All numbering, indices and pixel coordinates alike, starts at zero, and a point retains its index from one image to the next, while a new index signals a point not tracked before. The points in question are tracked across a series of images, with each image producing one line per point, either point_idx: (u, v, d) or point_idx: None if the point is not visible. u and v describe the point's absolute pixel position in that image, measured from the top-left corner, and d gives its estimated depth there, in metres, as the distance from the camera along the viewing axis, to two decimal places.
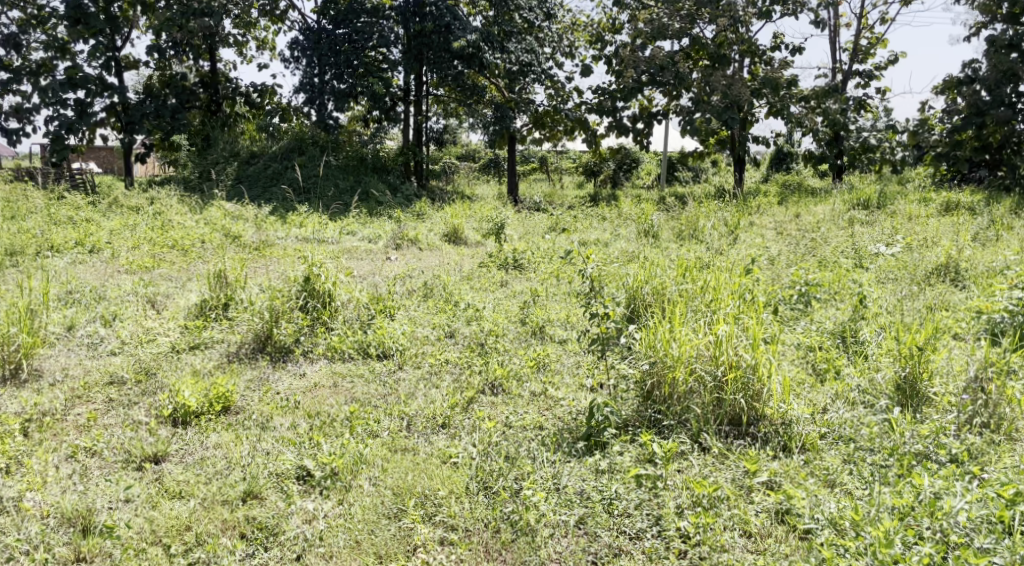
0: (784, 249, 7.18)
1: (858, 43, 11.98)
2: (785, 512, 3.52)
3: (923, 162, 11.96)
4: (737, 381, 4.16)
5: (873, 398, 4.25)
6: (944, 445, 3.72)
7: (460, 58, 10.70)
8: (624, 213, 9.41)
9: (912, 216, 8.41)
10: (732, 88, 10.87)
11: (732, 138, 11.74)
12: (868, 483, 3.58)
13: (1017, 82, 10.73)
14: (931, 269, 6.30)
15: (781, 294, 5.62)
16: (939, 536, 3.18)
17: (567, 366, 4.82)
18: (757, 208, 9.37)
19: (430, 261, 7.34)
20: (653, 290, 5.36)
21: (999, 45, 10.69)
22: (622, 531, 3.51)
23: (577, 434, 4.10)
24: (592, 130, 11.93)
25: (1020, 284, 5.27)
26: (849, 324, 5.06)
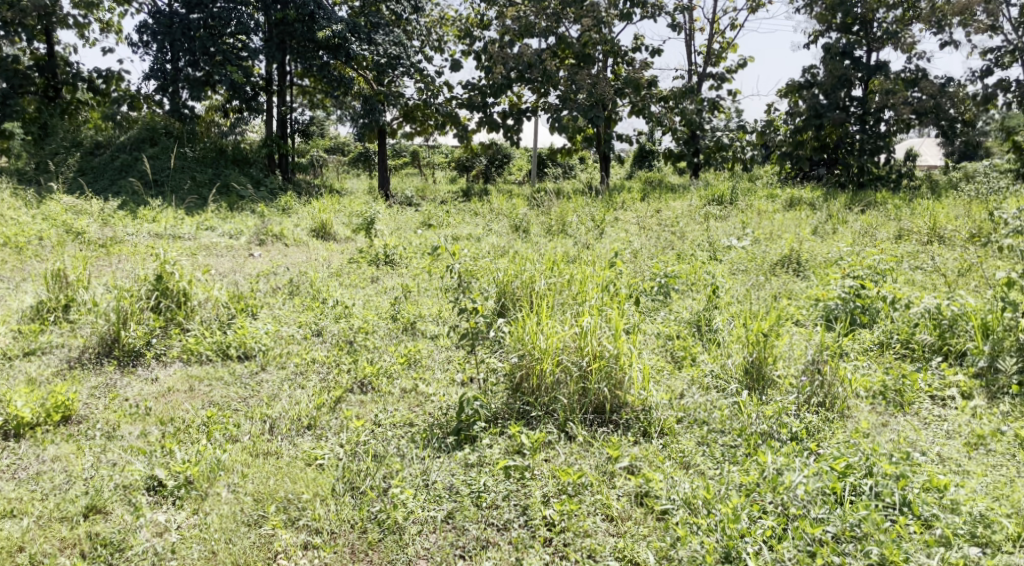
0: (647, 243, 7.43)
1: (711, 47, 12.55)
2: (644, 495, 3.64)
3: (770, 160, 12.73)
4: (601, 371, 4.28)
5: (725, 382, 4.47)
6: (785, 424, 3.97)
7: (326, 48, 10.47)
8: (495, 208, 9.46)
9: (762, 211, 8.91)
10: (597, 87, 11.14)
11: (598, 135, 12.01)
12: (719, 463, 3.76)
13: (851, 87, 11.62)
14: (777, 260, 6.71)
15: (642, 286, 5.82)
16: (780, 509, 3.39)
17: (438, 361, 4.79)
18: (621, 203, 9.66)
19: (296, 258, 7.14)
20: (523, 284, 5.42)
21: (834, 53, 11.56)
22: (490, 523, 3.53)
23: (446, 429, 4.10)
24: (463, 125, 11.93)
25: (851, 274, 5.71)
26: (704, 313, 5.30)
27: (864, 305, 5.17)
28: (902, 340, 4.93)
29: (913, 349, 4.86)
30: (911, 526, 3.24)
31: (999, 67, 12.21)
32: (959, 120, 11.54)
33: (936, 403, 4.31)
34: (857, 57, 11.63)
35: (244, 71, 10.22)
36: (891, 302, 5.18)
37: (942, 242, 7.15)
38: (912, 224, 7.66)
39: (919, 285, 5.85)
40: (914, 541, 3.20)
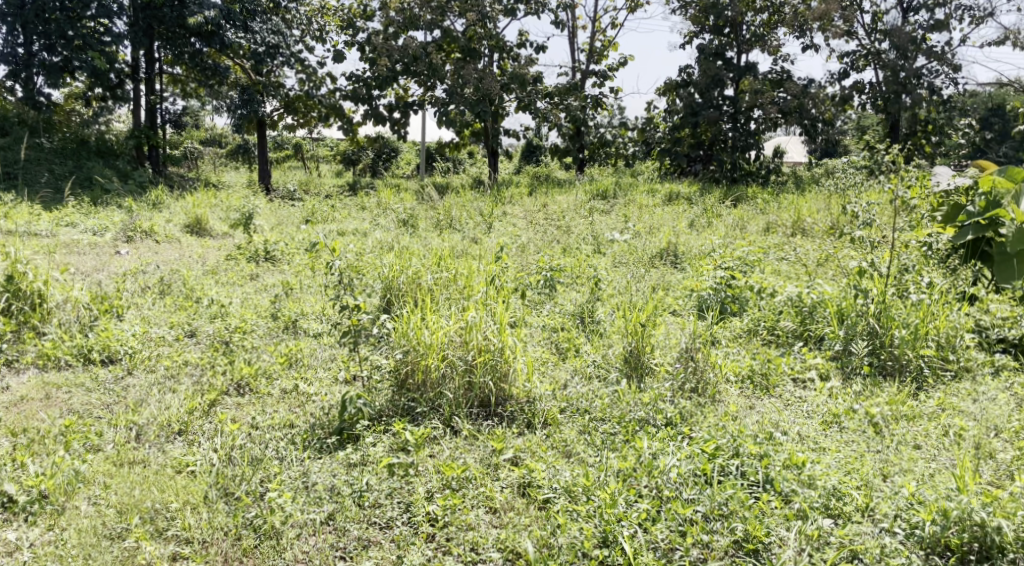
0: (534, 237, 7.50)
1: (594, 45, 12.80)
2: (527, 485, 3.66)
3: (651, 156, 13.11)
4: (486, 364, 4.30)
5: (606, 371, 4.58)
6: (661, 410, 4.10)
7: (197, 35, 10.03)
8: (381, 202, 9.32)
9: (643, 205, 9.18)
10: (483, 81, 11.16)
11: (486, 130, 12.04)
12: (598, 450, 3.84)
13: (723, 86, 12.08)
14: (656, 253, 6.91)
15: (528, 280, 5.89)
16: (654, 492, 3.49)
17: (320, 361, 4.68)
18: (508, 198, 9.70)
19: (168, 255, 6.80)
20: (408, 280, 5.33)
21: (708, 53, 12.08)
22: (372, 523, 3.47)
23: (328, 429, 4.01)
24: (347, 118, 11.70)
25: (722, 265, 5.99)
26: (586, 305, 5.41)
27: (734, 295, 5.47)
28: (768, 327, 5.18)
29: (778, 335, 5.11)
30: (773, 502, 3.39)
31: (855, 69, 13.02)
32: (820, 119, 12.27)
33: (798, 385, 4.56)
34: (728, 58, 12.13)
35: (108, 58, 9.67)
36: (757, 292, 5.49)
37: (804, 234, 7.57)
38: (778, 217, 8.08)
39: (784, 275, 6.16)
40: (774, 515, 3.34)
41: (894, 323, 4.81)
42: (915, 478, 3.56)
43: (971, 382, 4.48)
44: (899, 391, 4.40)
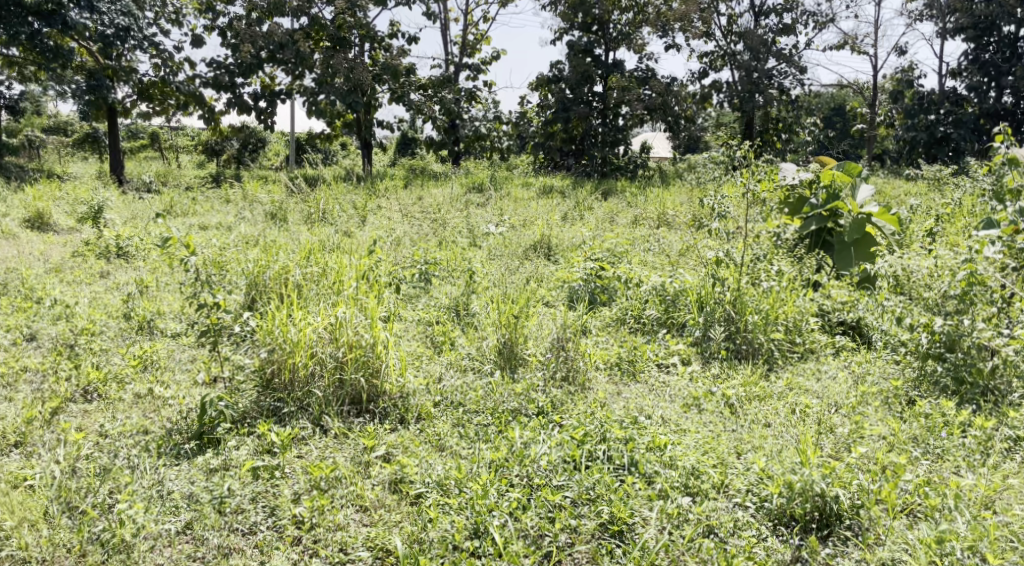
0: (408, 230, 7.42)
1: (466, 38, 12.78)
2: (399, 481, 3.60)
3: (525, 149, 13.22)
4: (357, 361, 4.19)
5: (480, 363, 4.59)
6: (533, 400, 4.15)
7: (37, 15, 9.24)
8: (247, 194, 8.96)
9: (517, 199, 9.27)
10: (354, 71, 10.89)
11: (359, 121, 11.77)
12: (471, 442, 3.83)
13: (592, 83, 12.40)
14: (530, 246, 6.99)
15: (402, 274, 5.82)
16: (526, 480, 3.52)
17: (178, 362, 4.46)
18: (382, 191, 9.55)
19: (5, 252, 6.29)
20: (275, 275, 5.14)
21: (578, 49, 12.27)
22: (234, 529, 3.33)
23: (187, 434, 3.82)
24: (208, 106, 11.18)
25: (591, 257, 6.15)
26: (461, 298, 5.40)
27: (603, 285, 5.65)
28: (635, 316, 5.35)
29: (644, 323, 5.28)
30: (637, 484, 3.48)
31: (714, 69, 13.63)
32: (683, 116, 12.78)
33: (662, 370, 4.72)
34: (596, 55, 12.44)
35: None
36: (625, 282, 5.65)
37: (669, 227, 7.85)
38: (645, 211, 8.33)
39: (649, 265, 6.36)
40: (638, 497, 3.43)
41: (748, 309, 5.07)
42: (765, 453, 3.74)
43: (815, 362, 4.79)
44: (752, 373, 4.65)
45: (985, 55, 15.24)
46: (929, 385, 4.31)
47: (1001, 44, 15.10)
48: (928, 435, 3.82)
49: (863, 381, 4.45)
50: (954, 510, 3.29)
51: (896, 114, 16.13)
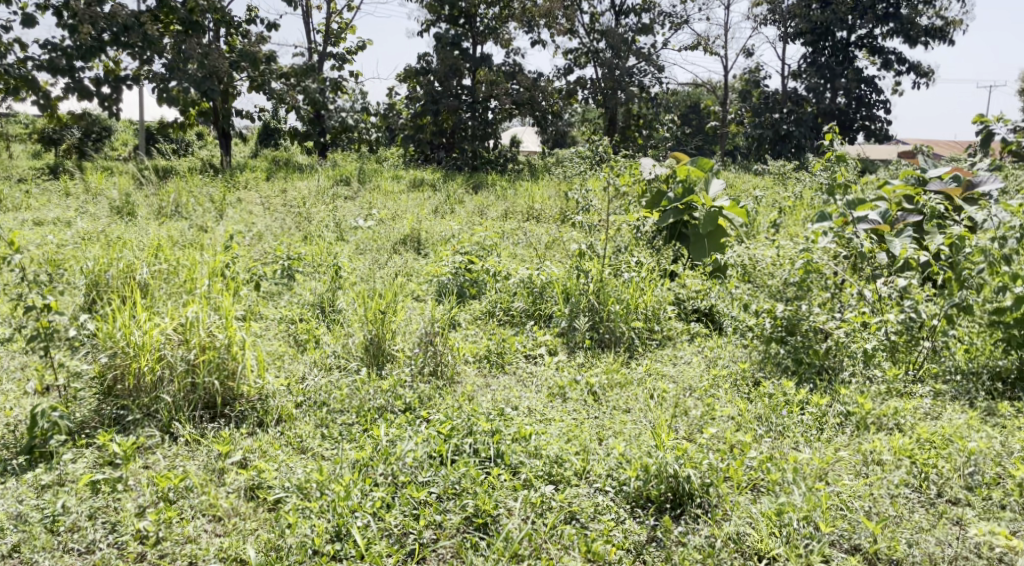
0: (271, 224, 7.16)
1: (329, 26, 12.45)
2: (256, 488, 3.47)
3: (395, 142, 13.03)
4: (210, 363, 4.00)
5: (345, 361, 4.48)
6: (400, 396, 4.08)
7: None
8: (91, 186, 8.38)
9: (387, 192, 9.14)
10: (208, 58, 10.37)
11: (215, 110, 11.24)
12: (336, 443, 3.74)
13: (461, 76, 12.36)
14: (399, 240, 6.91)
15: (263, 270, 5.60)
16: (390, 479, 3.47)
17: (8, 369, 4.12)
18: (242, 183, 9.17)
19: None
20: (118, 274, 4.80)
21: (445, 42, 12.21)
22: (69, 549, 3.11)
23: (15, 449, 3.55)
24: (44, 92, 10.36)
25: (460, 251, 6.17)
26: (327, 294, 5.26)
27: (472, 279, 5.67)
28: (504, 308, 5.39)
29: (512, 315, 5.33)
30: (502, 475, 3.50)
31: (578, 66, 13.92)
32: (550, 111, 13.00)
33: (529, 361, 4.78)
34: (464, 48, 12.42)
35: None
36: (493, 275, 5.69)
37: (537, 220, 7.96)
38: (514, 204, 8.41)
39: (518, 258, 6.42)
40: (503, 488, 3.45)
41: (610, 299, 5.22)
42: (624, 438, 3.85)
43: (672, 348, 4.98)
44: (614, 361, 4.79)
45: (821, 58, 16.37)
46: (772, 366, 4.57)
47: (835, 48, 16.26)
48: (771, 413, 4.06)
49: (715, 364, 4.70)
50: (792, 483, 3.49)
51: (745, 112, 17.03)
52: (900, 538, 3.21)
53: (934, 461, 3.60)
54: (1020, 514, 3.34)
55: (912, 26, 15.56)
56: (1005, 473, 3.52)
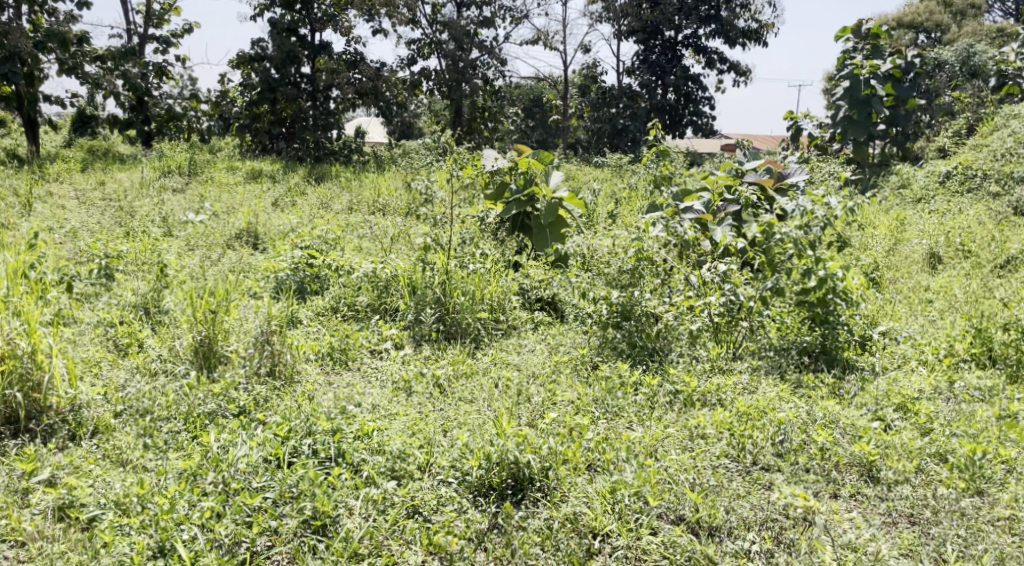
0: (87, 220, 6.64)
1: (151, 7, 11.69)
2: (66, 507, 3.22)
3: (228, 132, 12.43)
4: (10, 374, 3.67)
5: (172, 365, 4.22)
6: (233, 399, 3.89)
7: None
8: None
9: (221, 184, 8.72)
10: (9, 37, 9.45)
11: (19, 95, 10.29)
12: (161, 453, 3.53)
13: (299, 64, 11.95)
14: (234, 235, 6.61)
15: (77, 270, 5.18)
16: (221, 487, 3.30)
17: None
18: (54, 176, 8.45)
19: None
20: None
21: (280, 28, 11.74)
22: None
23: None
24: None
25: (299, 245, 5.97)
26: (151, 293, 4.94)
27: (313, 274, 5.51)
28: (348, 304, 5.28)
29: (356, 310, 5.23)
30: (342, 475, 3.42)
31: (421, 56, 13.82)
32: (393, 102, 12.86)
33: (374, 356, 4.70)
34: (302, 35, 12.03)
35: None
36: (335, 270, 5.56)
37: (382, 212, 7.85)
38: (358, 196, 8.25)
39: (363, 252, 6.30)
40: (344, 487, 3.38)
41: (455, 291, 5.21)
42: (468, 429, 3.87)
43: (516, 337, 5.06)
44: (460, 352, 4.80)
45: (652, 56, 17.13)
46: (609, 350, 4.76)
47: (664, 46, 17.05)
48: (607, 396, 4.22)
49: (557, 351, 4.81)
50: (625, 462, 3.64)
51: (585, 106, 17.54)
52: (719, 506, 3.40)
53: (750, 432, 3.85)
54: (821, 476, 3.62)
55: (731, 28, 16.57)
56: (810, 438, 3.81)
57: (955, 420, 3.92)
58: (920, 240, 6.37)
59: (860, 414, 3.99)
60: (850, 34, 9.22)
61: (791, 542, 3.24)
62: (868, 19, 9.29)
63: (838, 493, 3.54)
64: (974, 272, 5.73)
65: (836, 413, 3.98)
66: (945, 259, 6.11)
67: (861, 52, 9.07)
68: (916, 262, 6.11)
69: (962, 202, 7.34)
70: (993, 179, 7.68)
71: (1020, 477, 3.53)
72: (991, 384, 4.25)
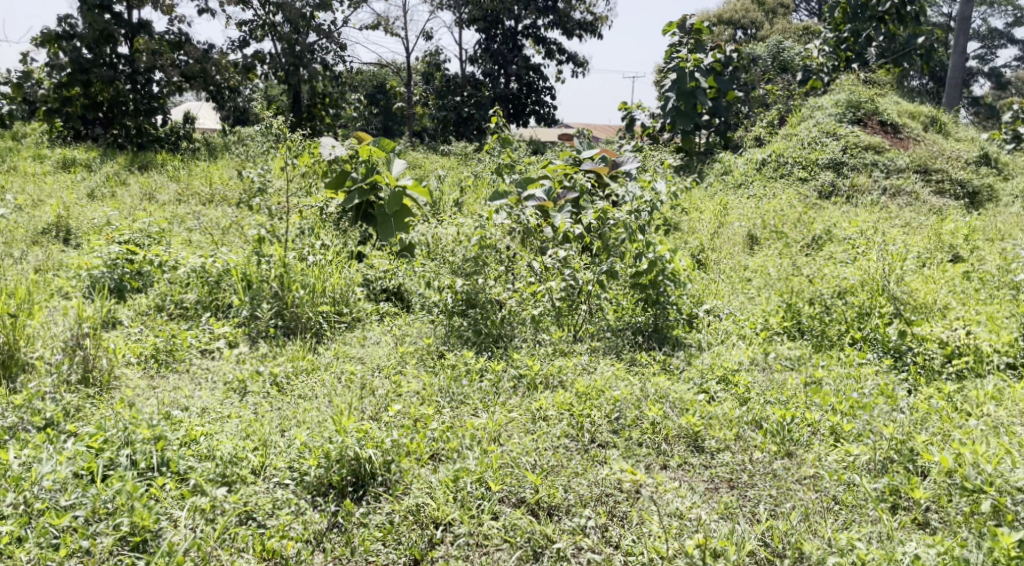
0: None
1: None
2: None
3: (35, 116, 11.41)
4: None
5: None
6: (38, 410, 3.57)
7: None
8: None
9: (28, 174, 8.00)
10: None
11: None
12: None
13: (114, 43, 11.12)
14: (41, 229, 6.09)
15: None
16: (23, 509, 3.02)
17: None
18: None
19: None
20: None
21: (92, 4, 10.84)
22: None
23: None
24: None
25: (117, 240, 5.57)
26: None
27: (134, 271, 5.16)
28: (175, 301, 4.98)
29: (184, 308, 4.94)
30: (166, 485, 3.23)
31: (253, 38, 13.22)
32: (224, 86, 12.25)
33: (204, 356, 4.46)
34: (117, 13, 11.18)
35: None
36: (159, 266, 5.23)
37: (213, 201, 7.47)
38: (186, 186, 7.82)
39: (191, 245, 5.96)
40: (168, 498, 3.19)
41: (293, 284, 5.02)
42: (306, 427, 3.75)
43: (360, 329, 4.95)
44: (300, 347, 4.65)
45: (494, 45, 17.21)
46: (455, 338, 4.76)
47: (505, 36, 17.20)
48: (452, 384, 4.20)
49: (402, 342, 4.74)
50: (467, 449, 3.65)
51: (428, 93, 17.45)
52: (558, 485, 3.46)
53: (588, 410, 3.96)
54: (652, 449, 3.78)
55: (567, 20, 16.95)
56: (643, 413, 3.96)
57: (769, 389, 4.19)
58: (739, 223, 6.78)
59: (687, 389, 4.20)
60: (676, 29, 9.69)
61: (623, 515, 3.37)
62: (692, 15, 9.81)
63: (667, 464, 3.71)
64: (784, 252, 6.15)
65: (665, 388, 4.17)
66: (761, 240, 6.54)
67: (685, 46, 9.55)
68: (737, 244, 6.51)
69: (776, 187, 7.89)
70: (801, 165, 8.28)
71: (823, 438, 3.79)
72: (799, 353, 4.57)
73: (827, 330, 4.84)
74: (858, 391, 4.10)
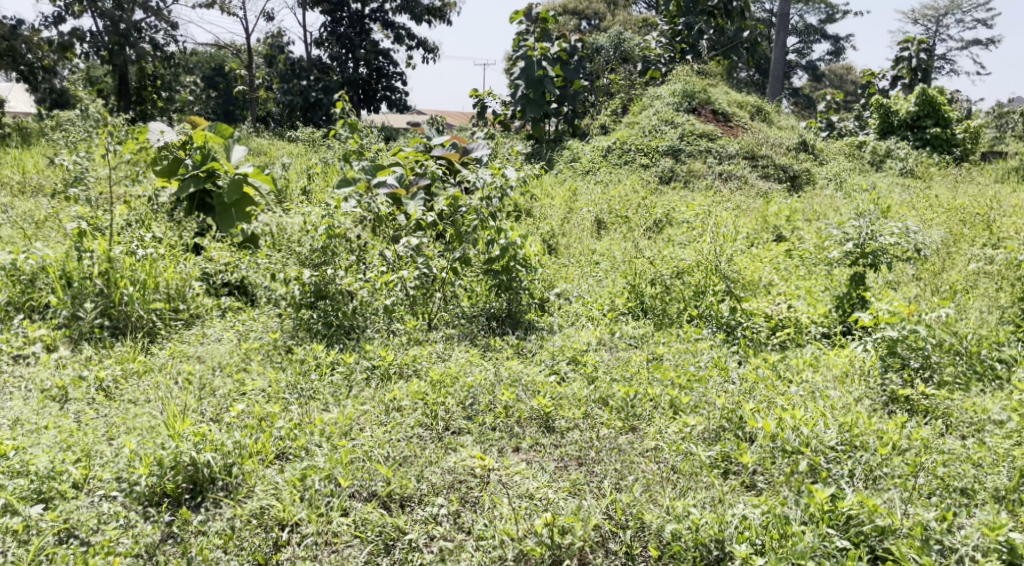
0: None
1: None
2: None
3: None
4: None
5: None
6: None
7: None
8: None
9: None
10: None
11: None
12: None
13: None
14: None
15: None
16: None
17: None
18: None
19: None
20: None
21: None
22: None
23: None
24: None
25: None
26: None
27: None
28: None
29: None
30: None
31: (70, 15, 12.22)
32: (37, 65, 11.31)
33: (17, 362, 4.11)
34: None
35: None
36: None
37: (29, 192, 6.86)
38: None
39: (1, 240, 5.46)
40: None
41: (122, 281, 4.67)
42: (137, 433, 3.51)
43: (200, 326, 4.69)
44: (131, 348, 4.36)
45: (340, 28, 16.77)
46: (304, 331, 4.59)
47: (351, 19, 16.82)
48: (300, 379, 4.05)
49: (246, 338, 4.52)
50: (316, 446, 3.53)
51: (272, 78, 16.84)
52: (409, 476, 3.42)
53: (442, 398, 3.92)
54: (504, 432, 3.81)
55: (415, 4, 16.77)
56: (496, 398, 3.98)
57: (614, 366, 4.32)
58: (587, 209, 6.92)
59: (538, 370, 4.26)
60: (522, 17, 9.78)
61: (475, 500, 3.36)
62: (537, 4, 9.89)
63: (519, 446, 3.74)
64: (628, 235, 6.36)
65: (518, 371, 4.21)
66: (608, 225, 6.74)
67: (532, 35, 9.64)
68: (585, 228, 6.66)
69: (620, 173, 8.14)
70: (643, 152, 8.59)
71: (663, 411, 3.94)
72: (642, 332, 4.73)
73: (667, 309, 5.03)
74: (693, 364, 4.30)
